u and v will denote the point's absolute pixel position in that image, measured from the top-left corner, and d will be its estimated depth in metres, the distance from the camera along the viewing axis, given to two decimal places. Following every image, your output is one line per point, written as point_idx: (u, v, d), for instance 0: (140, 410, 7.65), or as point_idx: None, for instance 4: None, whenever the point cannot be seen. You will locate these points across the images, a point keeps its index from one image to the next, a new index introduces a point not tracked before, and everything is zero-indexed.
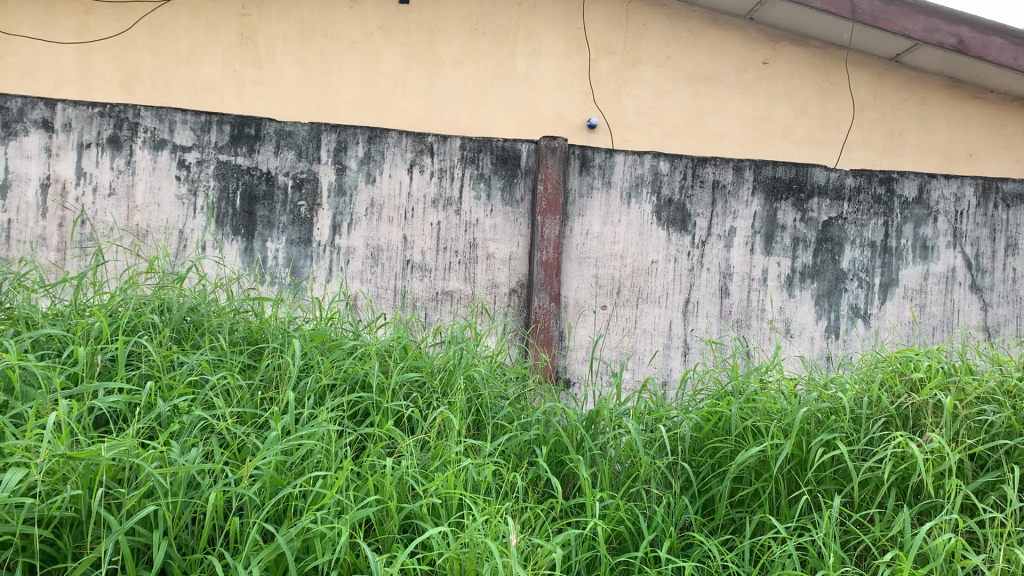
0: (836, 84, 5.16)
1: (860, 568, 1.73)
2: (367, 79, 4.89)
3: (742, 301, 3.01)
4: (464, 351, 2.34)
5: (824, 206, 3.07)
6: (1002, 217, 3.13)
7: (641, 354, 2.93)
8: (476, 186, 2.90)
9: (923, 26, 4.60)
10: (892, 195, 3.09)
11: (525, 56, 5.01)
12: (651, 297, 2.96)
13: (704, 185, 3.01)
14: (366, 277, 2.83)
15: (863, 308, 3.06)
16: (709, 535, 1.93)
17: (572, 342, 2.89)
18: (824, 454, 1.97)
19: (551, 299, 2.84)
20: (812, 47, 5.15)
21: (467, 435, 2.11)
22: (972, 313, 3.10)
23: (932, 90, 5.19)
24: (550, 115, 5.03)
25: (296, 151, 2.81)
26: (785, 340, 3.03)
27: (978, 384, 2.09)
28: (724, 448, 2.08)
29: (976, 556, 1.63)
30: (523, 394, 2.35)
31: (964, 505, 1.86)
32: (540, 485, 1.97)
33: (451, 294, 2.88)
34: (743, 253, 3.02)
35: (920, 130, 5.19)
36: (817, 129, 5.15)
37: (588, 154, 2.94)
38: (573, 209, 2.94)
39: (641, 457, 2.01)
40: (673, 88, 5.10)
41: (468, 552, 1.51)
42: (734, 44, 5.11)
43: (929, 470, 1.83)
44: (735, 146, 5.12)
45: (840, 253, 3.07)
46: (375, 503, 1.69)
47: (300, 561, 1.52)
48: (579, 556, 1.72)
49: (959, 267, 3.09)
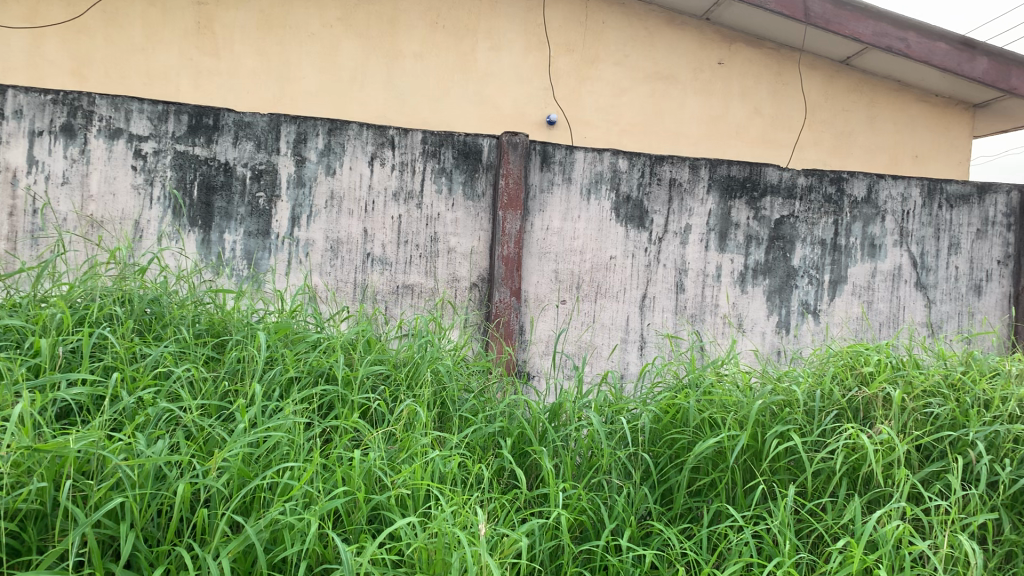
0: (789, 86, 5.27)
1: (814, 554, 1.78)
2: (326, 71, 4.86)
3: (697, 296, 3.09)
4: (428, 345, 2.37)
5: (776, 205, 3.15)
6: (946, 217, 3.24)
7: (600, 349, 3.00)
8: (438, 180, 2.92)
9: (872, 30, 4.71)
10: (842, 194, 3.18)
11: (485, 51, 5.02)
12: (609, 292, 3.02)
13: (661, 183, 3.06)
14: (325, 270, 2.84)
15: (813, 304, 3.16)
16: (668, 523, 1.98)
17: (532, 336, 2.94)
18: (778, 445, 2.03)
19: (512, 293, 2.88)
20: (767, 47, 5.24)
21: (432, 427, 2.14)
22: (918, 309, 3.22)
23: (882, 93, 5.33)
24: (510, 112, 5.07)
25: (254, 142, 2.79)
26: (739, 335, 3.12)
27: (925, 377, 2.19)
28: (682, 440, 2.14)
29: (923, 542, 1.70)
30: (487, 386, 2.39)
31: (910, 493, 1.94)
32: (504, 476, 2.00)
33: (413, 287, 2.90)
34: (698, 249, 3.09)
35: (869, 131, 5.34)
36: (770, 129, 5.27)
37: (548, 150, 2.97)
38: (534, 204, 2.97)
39: (603, 448, 2.06)
40: (632, 87, 5.16)
41: (437, 542, 1.53)
42: (691, 44, 5.19)
43: (878, 461, 1.89)
44: (690, 144, 5.22)
45: (791, 250, 3.16)
46: (342, 494, 1.70)
47: (269, 552, 1.54)
48: (544, 545, 1.76)
49: (905, 265, 3.21)
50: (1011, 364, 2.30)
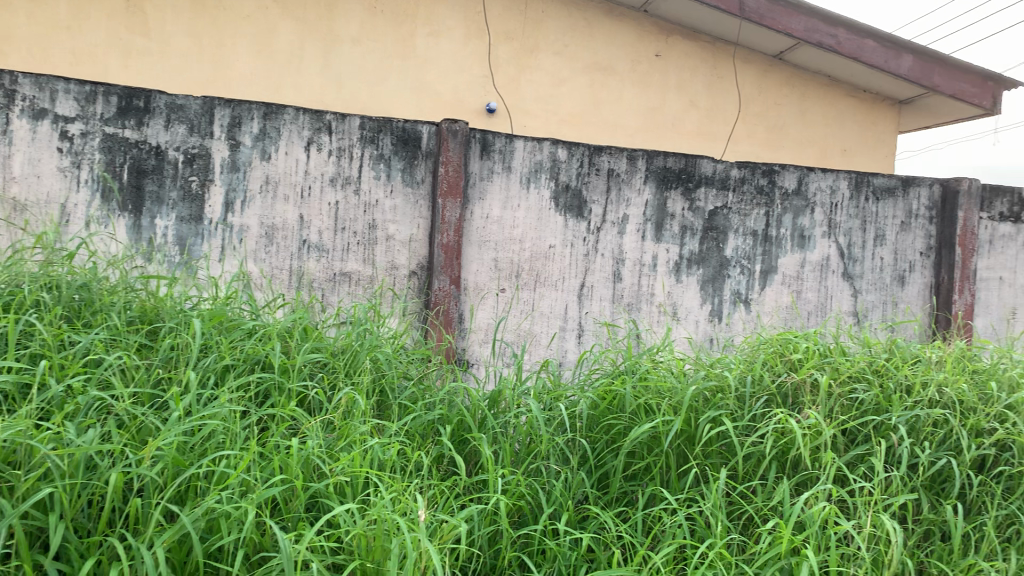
0: (723, 79, 5.36)
1: (744, 535, 1.83)
2: (261, 54, 4.72)
3: (634, 285, 3.13)
4: (367, 333, 2.36)
5: (710, 196, 3.21)
6: (872, 209, 3.34)
7: (538, 337, 3.03)
8: (376, 166, 2.90)
9: (804, 26, 4.81)
10: (773, 186, 3.27)
11: (424, 37, 4.93)
12: (547, 281, 3.05)
13: (600, 173, 3.09)
14: (260, 256, 2.80)
15: (744, 294, 3.25)
16: (605, 507, 2.02)
17: (472, 324, 2.95)
18: (711, 430, 2.08)
19: (451, 281, 2.88)
20: (702, 41, 5.31)
21: (371, 415, 2.14)
22: (844, 298, 3.33)
23: (812, 88, 5.47)
24: (449, 99, 5.01)
25: (187, 125, 2.73)
26: (674, 323, 3.18)
27: (850, 364, 2.27)
28: (618, 425, 2.18)
29: (848, 522, 1.76)
30: (426, 374, 2.39)
31: (836, 476, 2.00)
32: (444, 463, 2.01)
33: (351, 275, 2.88)
34: (635, 239, 3.13)
35: (799, 125, 5.48)
36: (704, 121, 5.36)
37: (488, 138, 2.97)
38: (474, 192, 2.97)
39: (541, 435, 2.08)
40: (571, 77, 5.16)
41: (376, 529, 1.53)
42: (629, 35, 5.21)
43: (806, 445, 1.96)
44: (628, 136, 5.26)
45: (724, 241, 3.23)
46: (280, 482, 1.69)
47: (204, 541, 1.52)
48: (482, 531, 1.77)
49: (833, 256, 3.32)
50: (931, 351, 2.40)
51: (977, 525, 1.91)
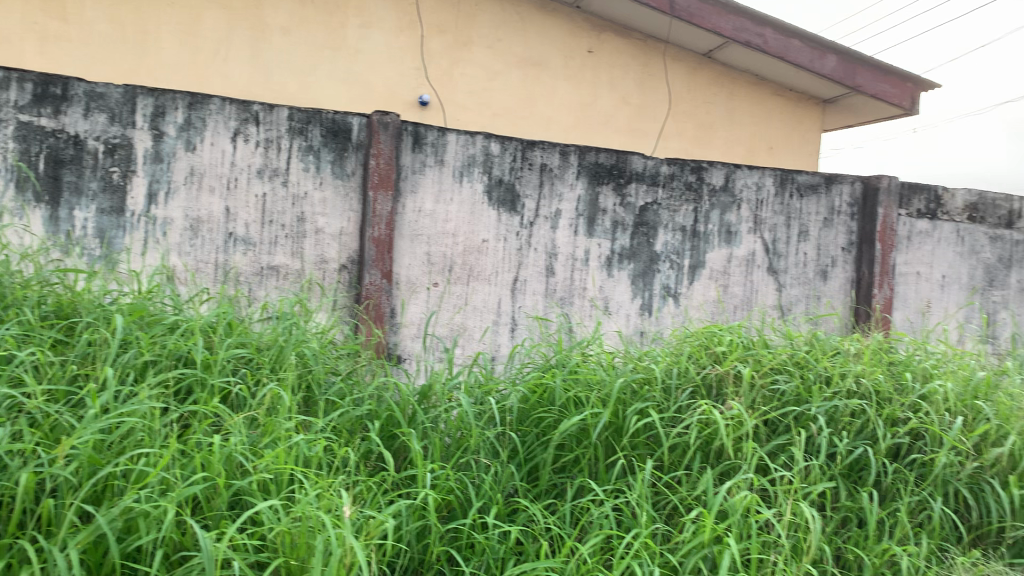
0: (654, 77, 5.42)
1: (669, 524, 1.86)
2: (186, 41, 4.54)
3: (566, 279, 3.16)
4: (293, 327, 2.32)
5: (641, 191, 3.24)
6: (796, 206, 3.43)
7: (471, 331, 3.03)
8: (305, 158, 2.85)
9: (733, 25, 4.89)
10: (701, 182, 3.32)
11: (356, 28, 4.81)
12: (481, 275, 3.05)
13: (533, 168, 3.10)
14: (184, 250, 2.73)
15: (673, 288, 3.30)
16: (534, 499, 2.03)
17: (403, 319, 2.94)
18: (638, 422, 2.11)
19: (383, 276, 2.87)
20: (634, 38, 5.35)
21: (297, 412, 2.10)
22: (769, 292, 3.42)
23: (740, 87, 5.58)
24: (382, 91, 4.90)
25: (108, 114, 2.65)
26: (605, 317, 3.21)
27: (772, 356, 2.33)
28: (548, 418, 2.19)
29: (768, 511, 1.80)
30: (355, 369, 2.36)
31: (758, 465, 2.05)
32: (372, 459, 1.99)
33: (278, 269, 2.83)
34: (567, 234, 3.15)
35: (728, 122, 5.58)
36: (636, 118, 5.41)
37: (420, 131, 2.95)
38: (406, 186, 2.94)
39: (471, 429, 2.08)
40: (504, 71, 5.13)
41: (301, 526, 1.51)
42: (562, 31, 5.20)
43: (729, 435, 2.00)
44: (561, 131, 5.27)
45: (654, 236, 3.27)
46: (201, 480, 1.65)
47: (122, 542, 1.48)
48: (410, 526, 1.76)
49: (758, 251, 3.40)
50: (850, 343, 2.47)
51: (891, 511, 1.97)
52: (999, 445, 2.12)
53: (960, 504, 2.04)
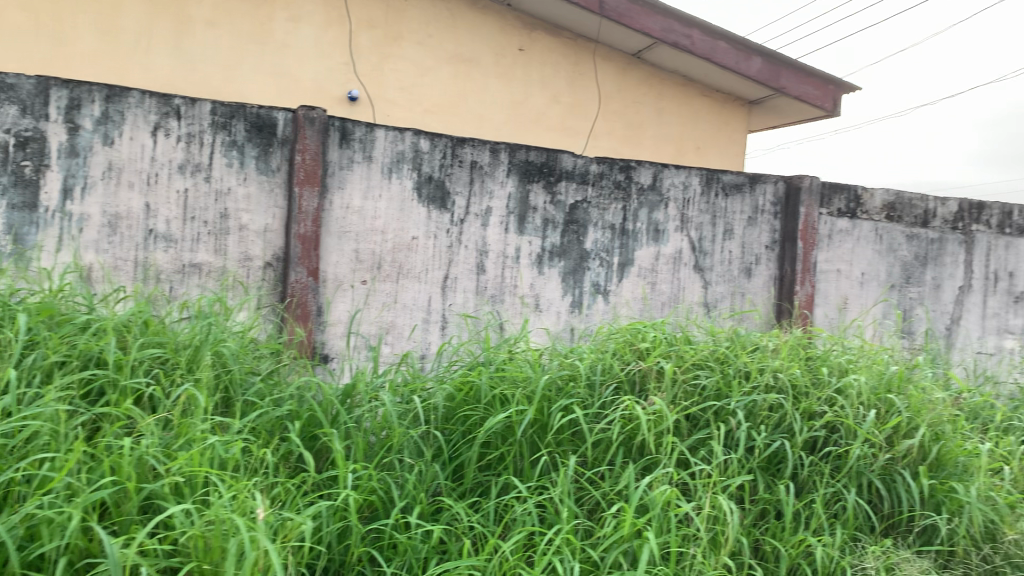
0: (584, 76, 5.46)
1: (591, 520, 1.87)
2: (104, 32, 4.33)
3: (497, 277, 3.16)
4: (212, 326, 2.27)
5: (571, 190, 3.26)
6: (721, 205, 3.49)
7: (400, 329, 3.01)
8: (229, 153, 2.78)
9: (661, 26, 4.95)
10: (630, 181, 3.35)
11: (283, 22, 4.69)
12: (410, 273, 3.02)
13: (463, 165, 3.08)
14: (101, 247, 2.63)
15: (603, 285, 3.33)
16: (459, 498, 2.01)
17: (329, 317, 2.90)
18: (563, 418, 2.12)
19: (309, 274, 2.82)
20: (565, 37, 5.37)
21: (215, 413, 2.05)
22: (695, 290, 3.48)
23: (669, 87, 5.66)
24: (310, 86, 4.78)
25: (18, 106, 2.54)
26: (535, 315, 3.22)
27: (694, 352, 2.37)
28: (474, 416, 2.18)
29: (687, 504, 1.83)
30: (276, 368, 2.32)
31: (679, 459, 2.08)
32: (292, 460, 1.95)
33: (201, 267, 2.76)
34: (498, 232, 3.15)
35: (657, 122, 5.66)
36: (567, 117, 5.44)
37: (348, 127, 2.90)
38: (333, 182, 2.89)
39: (395, 428, 2.06)
40: (434, 67, 5.07)
41: (214, 529, 1.47)
42: (494, 28, 5.18)
43: (650, 430, 2.03)
44: (493, 129, 5.27)
45: (583, 234, 3.28)
46: (111, 484, 1.59)
47: (23, 550, 1.43)
48: (331, 527, 1.74)
49: (685, 249, 3.45)
50: (769, 339, 2.52)
51: (807, 503, 2.02)
52: (910, 437, 2.19)
53: (873, 495, 2.10)
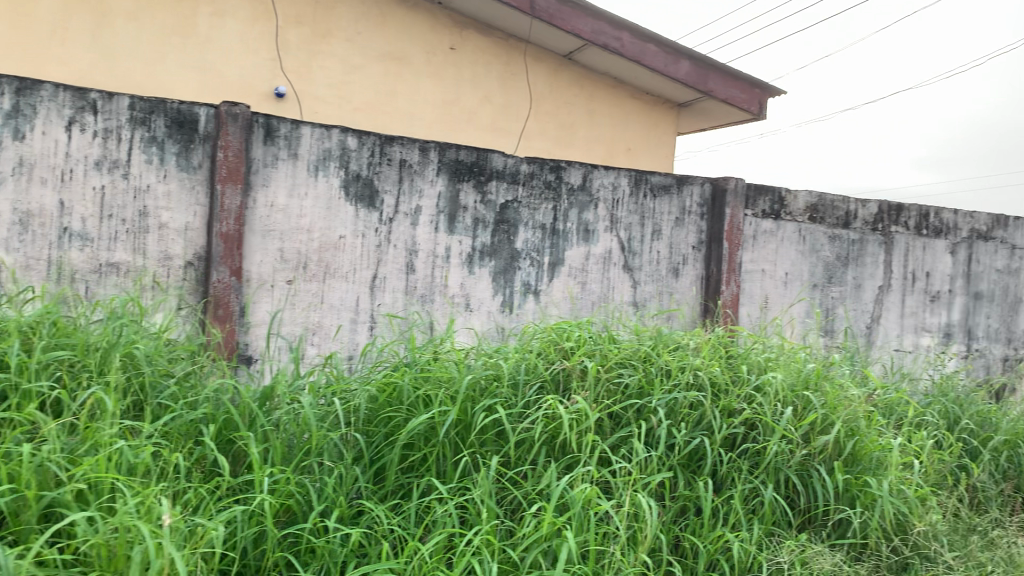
0: (515, 76, 5.46)
1: (512, 520, 1.87)
2: (17, 22, 4.16)
3: (427, 277, 3.13)
4: (125, 327, 2.20)
5: (501, 189, 3.25)
6: (650, 206, 3.53)
7: (326, 329, 2.96)
8: (148, 149, 2.70)
9: (591, 27, 4.98)
10: (560, 181, 3.36)
11: (207, 16, 4.57)
12: (337, 272, 2.97)
13: (391, 164, 3.05)
14: (12, 246, 2.52)
15: (533, 285, 3.33)
16: (381, 501, 1.98)
17: (252, 318, 2.83)
18: (486, 418, 2.11)
19: (232, 273, 2.75)
20: (496, 37, 5.36)
21: (126, 417, 1.99)
22: (625, 289, 3.51)
23: (600, 89, 5.71)
24: (235, 82, 4.67)
25: None
26: (465, 314, 3.21)
27: (618, 351, 2.38)
28: (397, 417, 2.15)
29: (607, 503, 1.84)
30: (193, 370, 2.26)
31: (601, 457, 2.09)
32: (206, 464, 1.90)
33: (118, 266, 2.67)
34: (428, 231, 3.12)
35: (588, 124, 5.71)
36: (499, 116, 5.44)
37: (272, 123, 2.84)
38: (257, 179, 2.83)
39: (314, 430, 2.02)
40: (364, 64, 5.00)
41: (118, 537, 1.43)
42: (425, 27, 5.15)
43: (573, 429, 2.04)
44: (425, 128, 5.23)
45: (514, 234, 3.28)
46: (9, 493, 1.53)
47: None
48: (246, 532, 1.70)
49: (615, 249, 3.47)
50: (691, 338, 2.55)
51: (726, 498, 2.05)
52: (825, 433, 2.24)
53: (790, 491, 2.15)
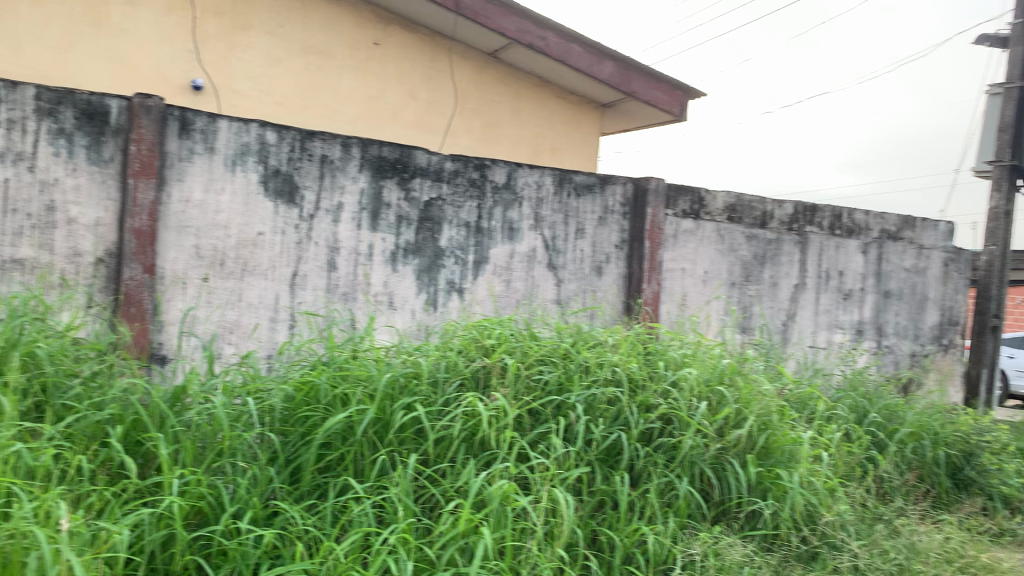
0: (441, 73, 5.44)
1: (429, 518, 1.86)
2: None
3: (349, 275, 3.08)
4: (27, 326, 2.12)
5: (425, 187, 3.23)
6: (574, 205, 3.55)
7: (244, 328, 2.90)
8: (55, 141, 2.59)
9: (516, 26, 4.99)
10: (484, 179, 3.35)
11: (119, 5, 4.41)
12: (256, 270, 2.91)
13: (312, 159, 3.00)
14: None
15: (458, 283, 3.32)
16: (296, 502, 1.95)
17: (165, 317, 2.75)
18: (405, 416, 2.09)
19: (144, 270, 2.67)
20: (420, 33, 5.33)
21: (26, 419, 1.92)
22: (549, 288, 3.53)
23: (525, 88, 5.74)
24: (150, 73, 4.53)
25: None
26: (388, 313, 3.17)
27: (538, 348, 2.40)
28: (313, 417, 2.12)
29: (525, 499, 1.85)
30: (101, 370, 2.19)
31: (519, 454, 2.10)
32: (112, 466, 1.84)
33: (23, 262, 2.56)
34: (350, 228, 3.08)
35: (514, 123, 5.73)
36: (424, 113, 5.40)
37: (188, 116, 2.77)
38: (172, 173, 2.75)
39: (227, 430, 1.97)
40: (285, 58, 4.91)
41: (14, 543, 1.37)
42: (348, 21, 5.08)
43: (492, 426, 2.05)
44: (349, 123, 5.15)
45: (438, 232, 3.26)
46: None
47: None
48: (154, 535, 1.65)
49: (539, 247, 3.48)
50: (611, 335, 2.58)
51: (642, 492, 2.08)
52: (738, 427, 2.30)
53: (704, 484, 2.19)
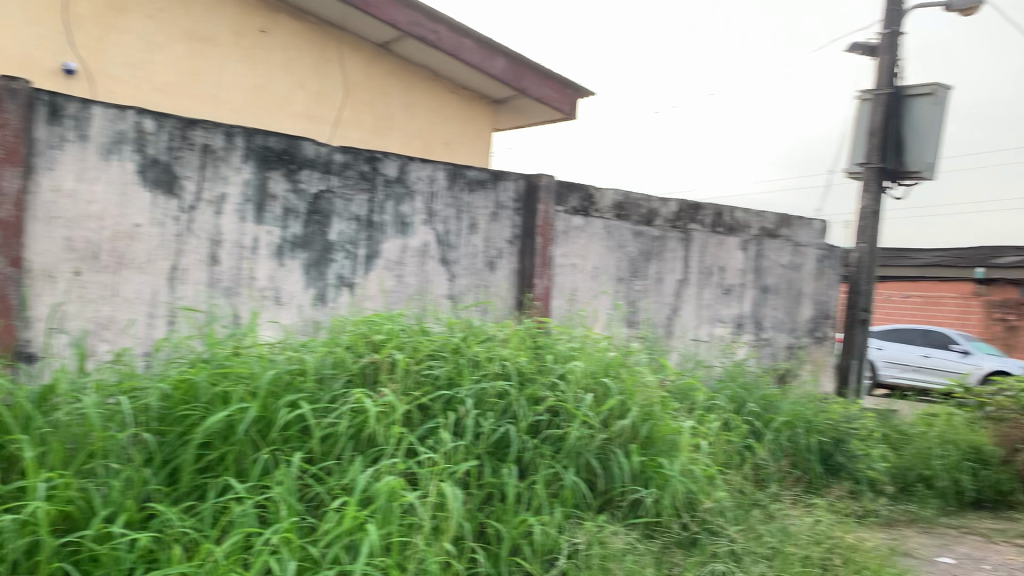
0: (330, 64, 5.34)
1: (314, 516, 1.83)
2: None
3: (232, 268, 2.99)
4: None
5: (314, 179, 3.16)
6: (466, 200, 3.55)
7: (118, 324, 2.77)
8: None
9: (407, 18, 4.93)
10: (376, 173, 3.32)
11: None
12: (132, 263, 2.79)
13: (193, 149, 2.90)
14: None
15: (348, 277, 3.27)
16: (174, 503, 1.88)
17: (32, 312, 2.59)
18: (289, 414, 2.05)
19: (10, 264, 2.51)
20: (309, 22, 5.22)
21: None
22: (441, 283, 3.52)
23: (418, 82, 5.71)
24: (15, 55, 4.25)
25: None
26: (274, 308, 3.10)
27: (428, 343, 2.40)
28: (192, 416, 2.04)
29: (412, 494, 1.84)
30: None
31: (407, 449, 2.09)
32: None
33: None
34: (234, 220, 2.99)
35: (405, 116, 5.69)
36: (313, 104, 5.29)
37: (59, 101, 2.62)
38: (41, 161, 2.59)
39: (99, 431, 1.88)
40: (164, 43, 4.70)
41: None
42: (233, 7, 4.92)
43: (380, 422, 2.04)
44: (231, 111, 4.99)
45: (328, 225, 3.20)
46: None
47: None
48: (17, 542, 1.56)
49: (431, 242, 3.47)
50: (500, 329, 2.60)
51: (529, 484, 2.11)
52: (622, 418, 2.36)
53: (590, 474, 2.24)
